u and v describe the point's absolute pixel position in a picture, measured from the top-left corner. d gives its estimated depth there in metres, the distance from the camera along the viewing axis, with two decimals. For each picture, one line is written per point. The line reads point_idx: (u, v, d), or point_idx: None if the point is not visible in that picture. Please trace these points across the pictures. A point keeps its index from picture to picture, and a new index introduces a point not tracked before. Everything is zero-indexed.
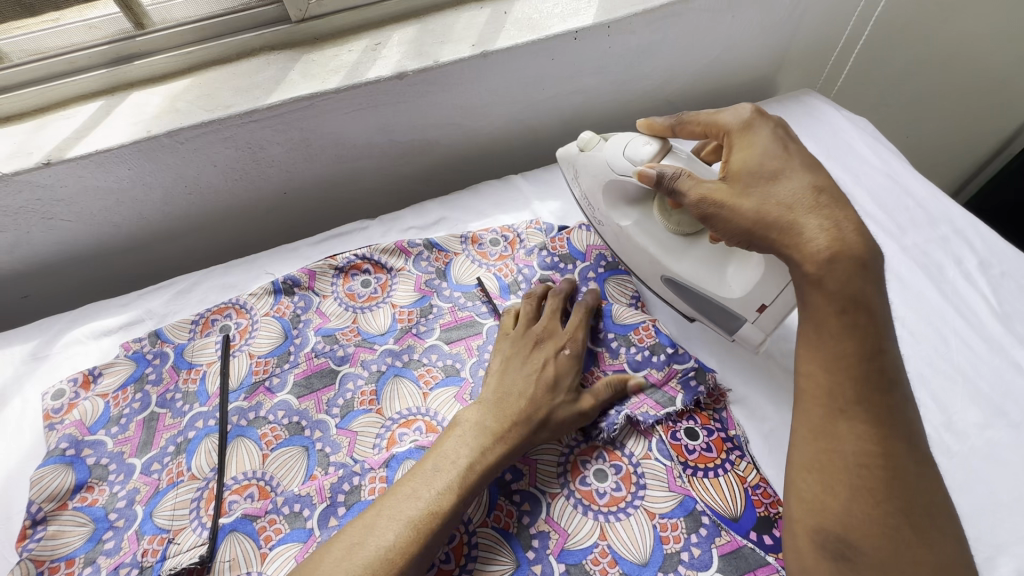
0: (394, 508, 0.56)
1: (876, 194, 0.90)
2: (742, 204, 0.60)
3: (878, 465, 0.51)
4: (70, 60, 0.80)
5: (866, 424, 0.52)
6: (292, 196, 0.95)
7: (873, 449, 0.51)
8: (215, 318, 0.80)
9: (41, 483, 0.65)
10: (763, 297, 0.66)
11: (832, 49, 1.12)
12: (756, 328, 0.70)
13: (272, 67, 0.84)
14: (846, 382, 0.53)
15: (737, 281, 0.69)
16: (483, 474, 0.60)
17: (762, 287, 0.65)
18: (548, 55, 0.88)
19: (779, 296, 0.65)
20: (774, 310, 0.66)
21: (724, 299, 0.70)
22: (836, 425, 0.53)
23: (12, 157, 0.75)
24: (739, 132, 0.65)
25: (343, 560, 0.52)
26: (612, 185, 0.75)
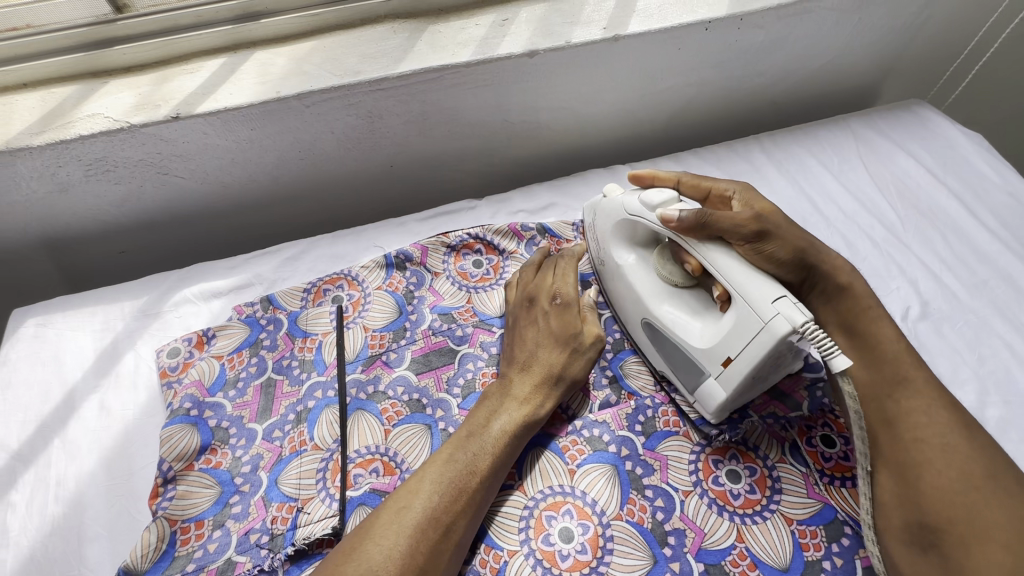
0: (439, 472, 0.57)
1: (999, 212, 0.88)
2: (789, 230, 0.62)
3: (943, 436, 0.54)
4: (197, 14, 0.78)
5: (917, 398, 0.57)
6: (397, 169, 0.93)
7: (925, 423, 0.55)
8: (328, 288, 0.79)
9: (170, 442, 0.65)
10: (728, 349, 0.59)
11: (942, 59, 1.09)
12: (717, 385, 0.61)
13: (398, 35, 0.82)
14: (883, 372, 0.58)
15: (709, 332, 0.62)
16: (516, 435, 0.61)
17: (745, 331, 0.57)
18: (675, 45, 0.86)
19: (745, 349, 0.57)
20: (737, 369, 0.59)
21: (686, 342, 0.64)
22: (888, 407, 0.57)
23: (139, 108, 0.74)
24: (741, 191, 0.69)
25: (394, 523, 0.53)
26: (623, 225, 0.70)
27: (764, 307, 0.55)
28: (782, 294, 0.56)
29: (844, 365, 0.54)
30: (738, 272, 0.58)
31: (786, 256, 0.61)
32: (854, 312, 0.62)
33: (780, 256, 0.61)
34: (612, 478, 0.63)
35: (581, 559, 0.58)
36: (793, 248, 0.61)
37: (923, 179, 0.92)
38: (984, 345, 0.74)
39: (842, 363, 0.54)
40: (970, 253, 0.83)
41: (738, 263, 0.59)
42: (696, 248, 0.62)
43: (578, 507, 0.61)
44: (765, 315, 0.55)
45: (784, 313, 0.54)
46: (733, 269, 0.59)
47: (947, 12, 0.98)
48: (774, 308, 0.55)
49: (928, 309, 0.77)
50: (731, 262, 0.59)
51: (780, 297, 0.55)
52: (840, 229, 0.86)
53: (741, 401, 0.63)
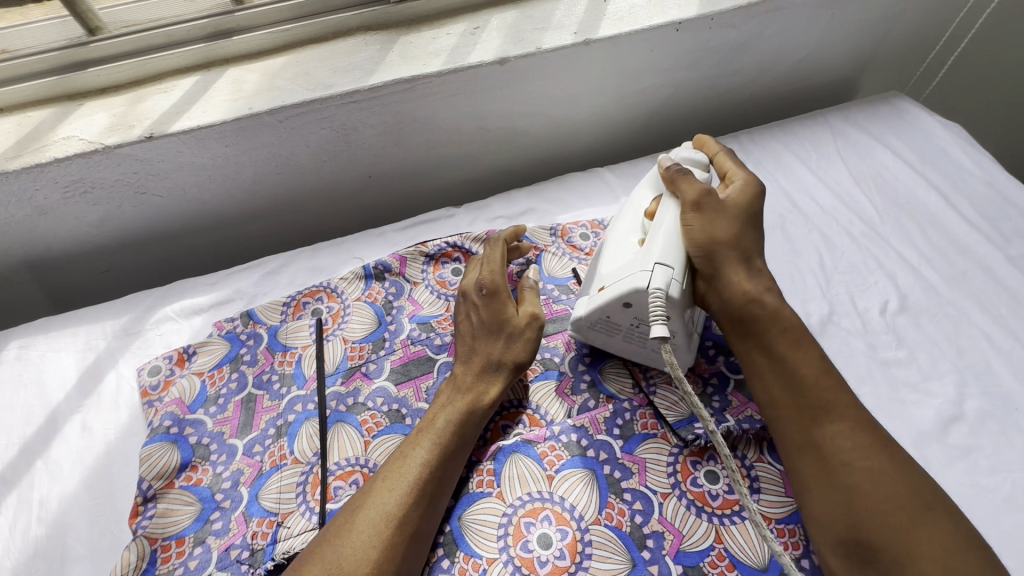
0: (393, 472, 0.58)
1: (977, 202, 0.88)
2: (721, 220, 0.66)
3: (868, 458, 0.54)
4: (169, 33, 0.79)
5: (840, 422, 0.56)
6: (376, 180, 0.93)
7: (851, 445, 0.55)
8: (307, 301, 0.79)
9: (150, 460, 0.65)
10: (605, 279, 0.67)
11: (918, 52, 1.10)
12: (585, 308, 0.68)
13: (369, 47, 0.82)
14: (804, 394, 0.58)
15: (608, 262, 0.68)
16: (461, 426, 0.62)
17: (621, 273, 0.65)
18: (647, 47, 0.86)
19: (620, 283, 0.64)
20: (603, 297, 0.66)
21: (596, 265, 0.71)
22: (813, 431, 0.57)
23: (113, 129, 0.74)
24: (746, 182, 0.71)
25: (350, 525, 0.54)
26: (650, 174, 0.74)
27: (648, 262, 0.62)
28: (668, 266, 0.62)
29: (660, 335, 0.56)
30: (666, 228, 0.65)
31: (699, 239, 0.64)
32: (770, 337, 0.62)
33: (695, 236, 0.65)
34: (590, 482, 0.63)
35: (560, 565, 0.59)
36: (710, 236, 0.65)
37: (901, 171, 0.92)
38: (963, 338, 0.74)
39: (657, 329, 0.57)
40: (948, 245, 0.83)
41: (667, 227, 0.65)
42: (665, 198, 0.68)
43: (556, 513, 0.62)
44: (642, 268, 0.62)
45: (653, 275, 0.61)
46: (661, 227, 0.65)
47: (920, 5, 0.98)
48: (651, 267, 0.62)
49: (907, 303, 0.77)
50: (665, 220, 0.65)
51: (660, 263, 0.62)
52: (818, 225, 0.86)
53: (597, 332, 0.70)
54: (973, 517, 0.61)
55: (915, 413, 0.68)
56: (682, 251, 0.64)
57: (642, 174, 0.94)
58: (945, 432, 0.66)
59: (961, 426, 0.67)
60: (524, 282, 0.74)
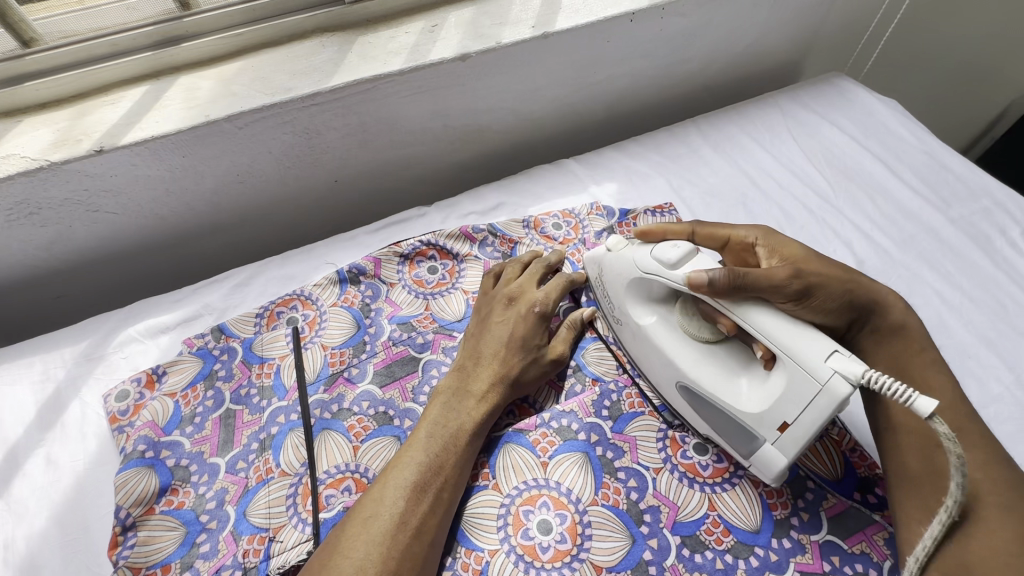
0: (401, 477, 0.56)
1: (919, 171, 0.94)
2: (827, 277, 0.60)
3: (1001, 531, 0.48)
4: (113, 42, 0.75)
5: (970, 488, 0.51)
6: (342, 184, 0.92)
7: (982, 514, 0.50)
8: (281, 310, 0.77)
9: (126, 487, 0.62)
10: (785, 413, 0.55)
11: (852, 35, 1.17)
12: (778, 451, 0.57)
13: (327, 49, 0.81)
14: (938, 456, 0.54)
15: (756, 396, 0.59)
16: (474, 434, 0.62)
17: (799, 392, 0.54)
18: (603, 38, 0.88)
19: (808, 407, 0.53)
20: (798, 433, 0.54)
21: (732, 407, 0.60)
22: (937, 497, 0.52)
23: (58, 144, 0.71)
24: (765, 236, 0.66)
25: (362, 534, 0.52)
26: (636, 284, 0.67)
27: (818, 368, 0.52)
28: (835, 347, 0.52)
29: (930, 409, 0.47)
30: (776, 331, 0.55)
31: (825, 309, 0.59)
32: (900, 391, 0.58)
33: (826, 307, 0.59)
34: (584, 465, 0.64)
35: (562, 549, 0.59)
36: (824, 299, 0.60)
37: (847, 146, 0.97)
38: (917, 297, 0.78)
39: (925, 405, 0.47)
40: (896, 212, 0.88)
41: (779, 320, 0.55)
42: (726, 309, 0.58)
43: (554, 498, 0.62)
44: (815, 372, 0.52)
45: (840, 372, 0.51)
46: (776, 328, 0.55)
47: None
48: (828, 369, 0.51)
49: (864, 268, 0.82)
50: (772, 321, 0.55)
51: (834, 352, 0.52)
52: (777, 201, 0.90)
53: (804, 462, 0.59)
54: None
55: None
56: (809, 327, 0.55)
57: (608, 162, 0.96)
58: None
59: None
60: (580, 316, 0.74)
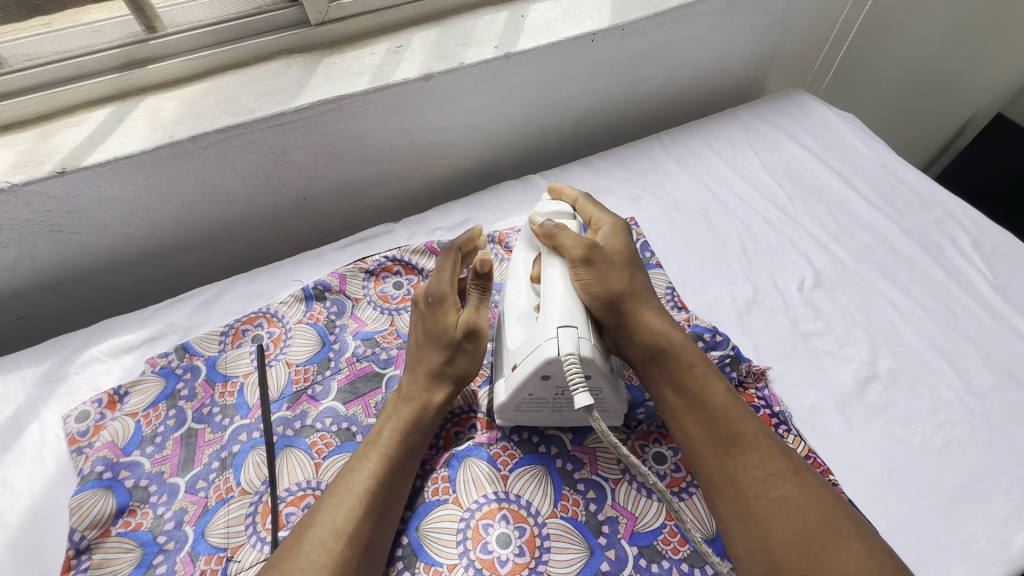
0: (339, 487, 0.58)
1: (874, 183, 0.96)
2: (613, 271, 0.64)
3: (780, 486, 0.53)
4: (78, 65, 0.76)
5: (750, 451, 0.56)
6: (311, 202, 0.93)
7: (766, 475, 0.54)
8: (246, 328, 0.78)
9: (82, 509, 0.61)
10: (516, 357, 0.61)
11: (812, 51, 1.20)
12: (501, 389, 0.63)
13: (292, 70, 0.82)
14: (716, 428, 0.58)
15: (517, 337, 0.64)
16: (408, 434, 0.62)
17: (531, 344, 0.60)
18: (565, 58, 0.90)
19: (527, 357, 0.59)
20: (513, 378, 0.61)
21: (505, 341, 0.66)
22: (727, 463, 0.56)
23: (20, 166, 0.71)
24: (613, 228, 0.71)
25: (294, 545, 0.53)
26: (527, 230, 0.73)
27: (549, 329, 0.57)
28: (572, 323, 0.57)
29: (582, 404, 0.52)
30: (554, 289, 0.61)
31: (601, 292, 0.62)
32: (677, 371, 0.62)
33: (595, 291, 0.62)
34: (544, 478, 0.65)
35: (520, 562, 0.59)
36: (609, 288, 0.63)
37: (806, 159, 1.00)
38: (871, 305, 0.81)
39: (578, 400, 0.52)
40: (852, 223, 0.91)
41: (558, 285, 0.61)
42: (547, 256, 0.66)
43: (514, 511, 0.63)
44: (546, 336, 0.57)
45: (559, 340, 0.56)
46: (552, 288, 0.61)
47: (809, 10, 1.08)
48: (555, 331, 0.57)
49: (821, 279, 0.84)
50: (556, 279, 0.62)
51: (565, 325, 0.57)
52: (738, 213, 0.92)
53: (528, 413, 0.65)
54: (893, 466, 0.66)
55: (835, 377, 0.74)
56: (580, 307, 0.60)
57: (574, 178, 0.98)
58: (863, 392, 0.72)
59: (876, 385, 0.73)
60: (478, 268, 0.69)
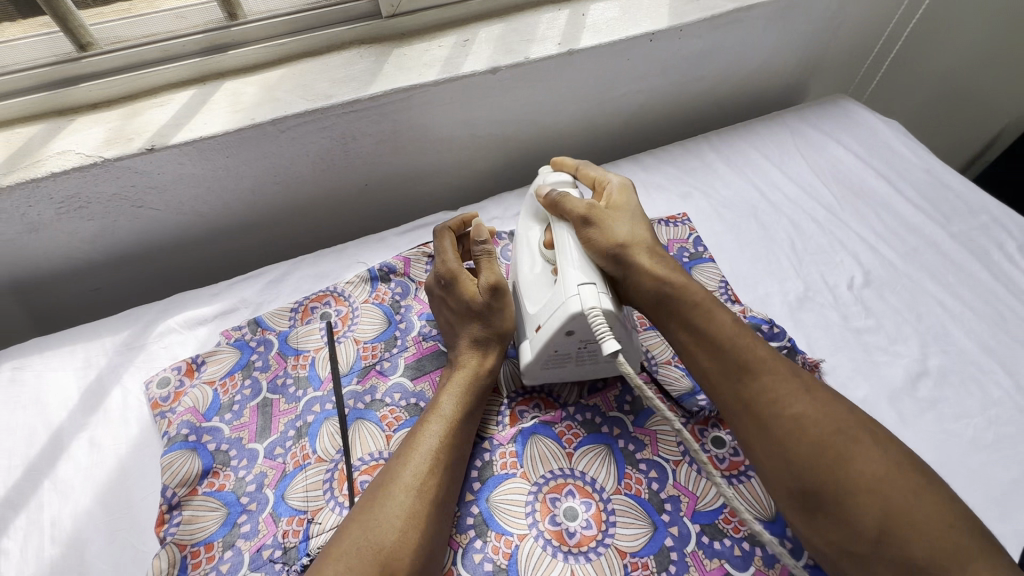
0: (405, 448, 0.61)
1: (920, 188, 0.98)
2: (617, 226, 0.68)
3: (797, 404, 0.56)
4: (164, 48, 0.80)
5: (762, 373, 0.58)
6: (372, 188, 0.96)
7: (781, 393, 0.57)
8: (315, 305, 0.81)
9: (171, 468, 0.65)
10: (540, 319, 0.64)
11: (856, 59, 1.22)
12: (526, 351, 0.66)
13: (365, 60, 0.85)
14: (727, 356, 0.60)
15: (537, 301, 0.67)
16: (460, 398, 0.65)
17: (552, 305, 0.62)
18: (624, 56, 0.93)
19: (550, 317, 0.62)
20: (540, 339, 0.63)
21: (522, 304, 0.69)
22: (742, 384, 0.58)
23: (111, 142, 0.74)
24: (619, 186, 0.75)
25: (370, 502, 0.56)
26: (530, 200, 0.76)
27: (570, 288, 0.61)
28: (591, 282, 0.61)
29: (610, 349, 0.55)
30: (568, 255, 0.64)
31: (605, 248, 0.65)
32: (687, 309, 0.64)
33: (602, 247, 0.65)
34: (607, 457, 0.68)
35: (588, 534, 0.62)
36: (613, 241, 0.66)
37: (852, 163, 1.02)
38: (920, 305, 0.83)
39: (607, 346, 0.55)
40: (900, 226, 0.93)
41: (574, 251, 0.65)
42: (556, 224, 0.69)
43: (579, 487, 0.65)
44: (568, 294, 0.60)
45: (582, 297, 0.59)
46: (569, 255, 0.64)
47: (857, 17, 1.10)
48: (577, 290, 0.60)
49: (870, 278, 0.86)
50: (571, 246, 0.65)
51: (586, 283, 0.60)
52: (787, 213, 0.95)
53: (554, 369, 0.68)
54: (946, 459, 0.68)
55: (887, 372, 0.76)
56: (597, 271, 0.64)
57: (624, 173, 1.01)
58: (915, 388, 0.74)
59: (928, 381, 0.75)
60: (474, 240, 0.73)
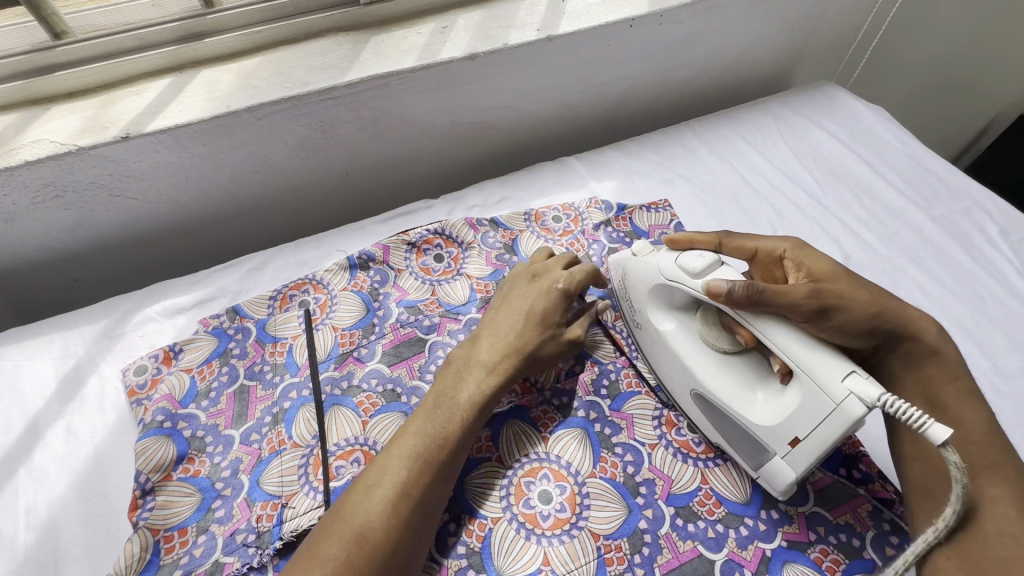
0: (406, 446, 0.58)
1: (902, 173, 0.98)
2: (853, 296, 0.61)
3: (1011, 524, 0.50)
4: (139, 37, 0.80)
5: (1002, 475, 0.53)
6: (353, 176, 0.96)
7: (1020, 508, 0.51)
8: (294, 293, 0.81)
9: (146, 454, 0.65)
10: (796, 429, 0.56)
11: (841, 45, 1.22)
12: (785, 464, 0.58)
13: (342, 47, 0.85)
14: (975, 448, 0.55)
15: (770, 409, 0.59)
16: (479, 406, 0.62)
17: (812, 411, 0.54)
18: (604, 42, 0.92)
19: (821, 427, 0.54)
20: (807, 449, 0.55)
21: (746, 417, 0.60)
22: (975, 488, 0.53)
23: (86, 130, 0.74)
24: (795, 248, 0.66)
25: (362, 500, 0.53)
26: (661, 289, 0.67)
27: (835, 387, 0.52)
28: (851, 368, 0.52)
29: (943, 437, 0.47)
30: (799, 349, 0.55)
31: (858, 328, 0.60)
32: (938, 381, 0.60)
33: (850, 330, 0.60)
34: (583, 441, 0.67)
35: (562, 517, 0.62)
36: (867, 313, 0.60)
37: (835, 149, 1.02)
38: (900, 289, 0.83)
39: (939, 435, 0.47)
40: (882, 211, 0.92)
41: (798, 342, 0.55)
42: (750, 322, 0.58)
43: (554, 471, 0.65)
44: (837, 393, 0.52)
45: (857, 393, 0.51)
46: (798, 349, 0.55)
47: (840, 3, 1.09)
48: (846, 389, 0.52)
49: (851, 262, 0.86)
50: (792, 340, 0.55)
51: (851, 373, 0.52)
52: (768, 198, 0.94)
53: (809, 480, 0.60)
54: None
55: None
56: (831, 351, 0.55)
57: (607, 160, 1.00)
58: None
59: None
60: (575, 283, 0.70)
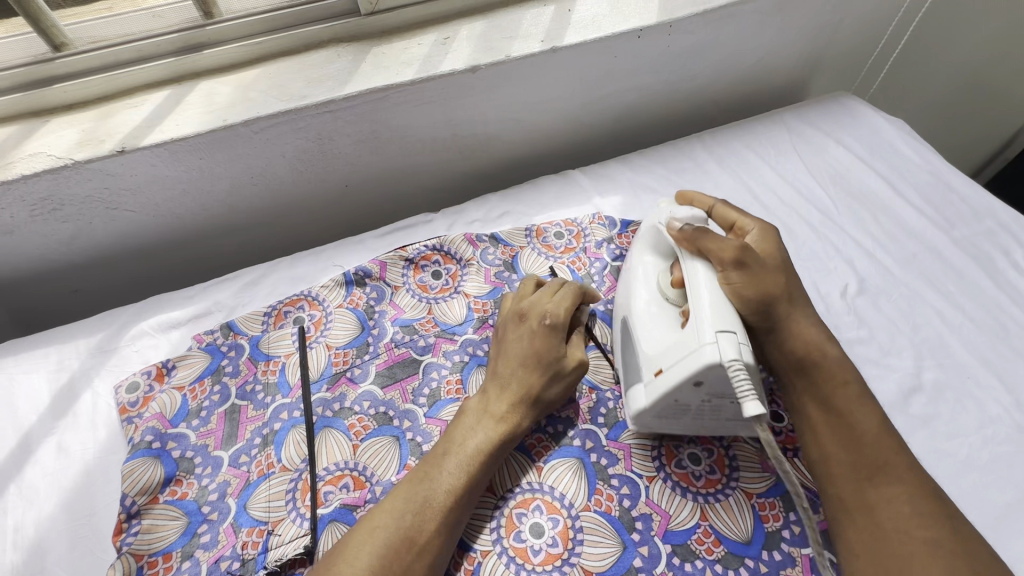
0: (414, 491, 0.57)
1: (922, 191, 0.94)
2: (767, 275, 0.63)
3: (911, 524, 0.50)
4: (138, 48, 0.79)
5: (896, 483, 0.53)
6: (353, 188, 0.94)
7: (912, 511, 0.51)
8: (289, 310, 0.79)
9: (133, 476, 0.64)
10: (663, 361, 0.58)
11: (860, 55, 1.17)
12: (645, 392, 0.61)
13: (342, 59, 0.84)
14: (862, 451, 0.55)
15: (658, 341, 0.61)
16: (489, 456, 0.60)
17: (682, 348, 0.57)
18: (611, 53, 0.90)
19: (677, 364, 0.56)
20: (664, 382, 0.58)
21: (640, 341, 0.63)
22: (868, 491, 0.54)
23: (83, 144, 0.74)
24: (760, 232, 0.68)
25: (365, 543, 0.53)
26: (653, 231, 0.70)
27: (707, 332, 0.55)
28: (733, 329, 0.55)
29: (754, 412, 0.50)
30: (704, 293, 0.58)
31: (755, 298, 0.61)
32: (829, 386, 0.60)
33: (747, 296, 0.61)
34: (578, 471, 0.65)
35: (553, 553, 0.60)
36: (767, 294, 0.61)
37: (852, 165, 0.98)
38: (917, 315, 0.79)
39: (751, 409, 0.50)
40: (899, 231, 0.88)
41: (706, 288, 0.59)
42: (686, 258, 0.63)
43: (547, 503, 0.63)
44: (703, 340, 0.55)
45: (720, 346, 0.53)
46: (704, 293, 0.58)
47: (861, 11, 1.05)
48: (715, 337, 0.54)
49: (865, 286, 0.82)
50: (705, 284, 0.59)
51: (726, 330, 0.54)
52: (780, 217, 0.91)
53: (666, 420, 0.62)
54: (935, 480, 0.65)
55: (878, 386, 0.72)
56: (731, 312, 0.57)
57: (612, 174, 0.98)
58: (907, 403, 0.71)
59: (921, 397, 0.71)
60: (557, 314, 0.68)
